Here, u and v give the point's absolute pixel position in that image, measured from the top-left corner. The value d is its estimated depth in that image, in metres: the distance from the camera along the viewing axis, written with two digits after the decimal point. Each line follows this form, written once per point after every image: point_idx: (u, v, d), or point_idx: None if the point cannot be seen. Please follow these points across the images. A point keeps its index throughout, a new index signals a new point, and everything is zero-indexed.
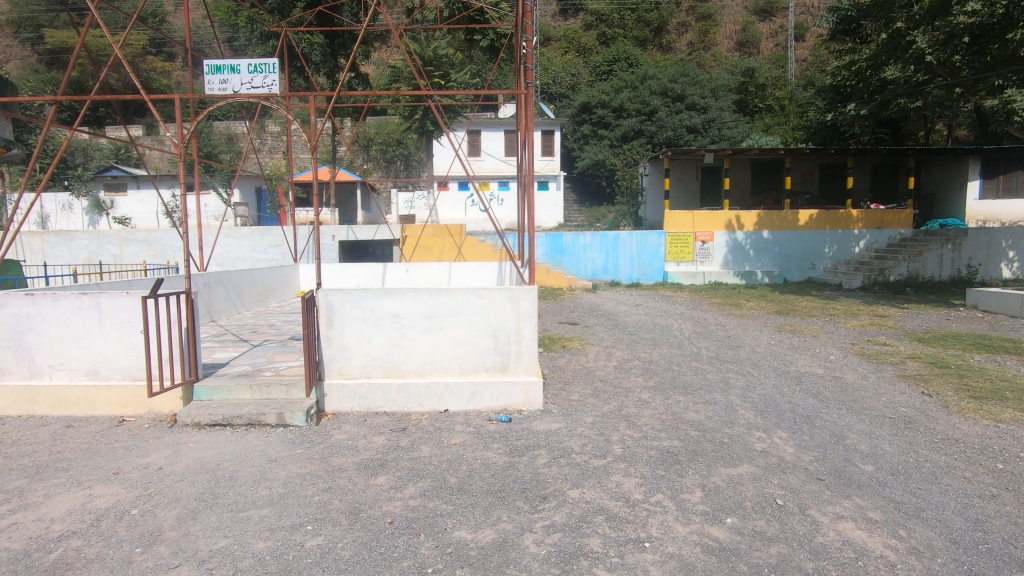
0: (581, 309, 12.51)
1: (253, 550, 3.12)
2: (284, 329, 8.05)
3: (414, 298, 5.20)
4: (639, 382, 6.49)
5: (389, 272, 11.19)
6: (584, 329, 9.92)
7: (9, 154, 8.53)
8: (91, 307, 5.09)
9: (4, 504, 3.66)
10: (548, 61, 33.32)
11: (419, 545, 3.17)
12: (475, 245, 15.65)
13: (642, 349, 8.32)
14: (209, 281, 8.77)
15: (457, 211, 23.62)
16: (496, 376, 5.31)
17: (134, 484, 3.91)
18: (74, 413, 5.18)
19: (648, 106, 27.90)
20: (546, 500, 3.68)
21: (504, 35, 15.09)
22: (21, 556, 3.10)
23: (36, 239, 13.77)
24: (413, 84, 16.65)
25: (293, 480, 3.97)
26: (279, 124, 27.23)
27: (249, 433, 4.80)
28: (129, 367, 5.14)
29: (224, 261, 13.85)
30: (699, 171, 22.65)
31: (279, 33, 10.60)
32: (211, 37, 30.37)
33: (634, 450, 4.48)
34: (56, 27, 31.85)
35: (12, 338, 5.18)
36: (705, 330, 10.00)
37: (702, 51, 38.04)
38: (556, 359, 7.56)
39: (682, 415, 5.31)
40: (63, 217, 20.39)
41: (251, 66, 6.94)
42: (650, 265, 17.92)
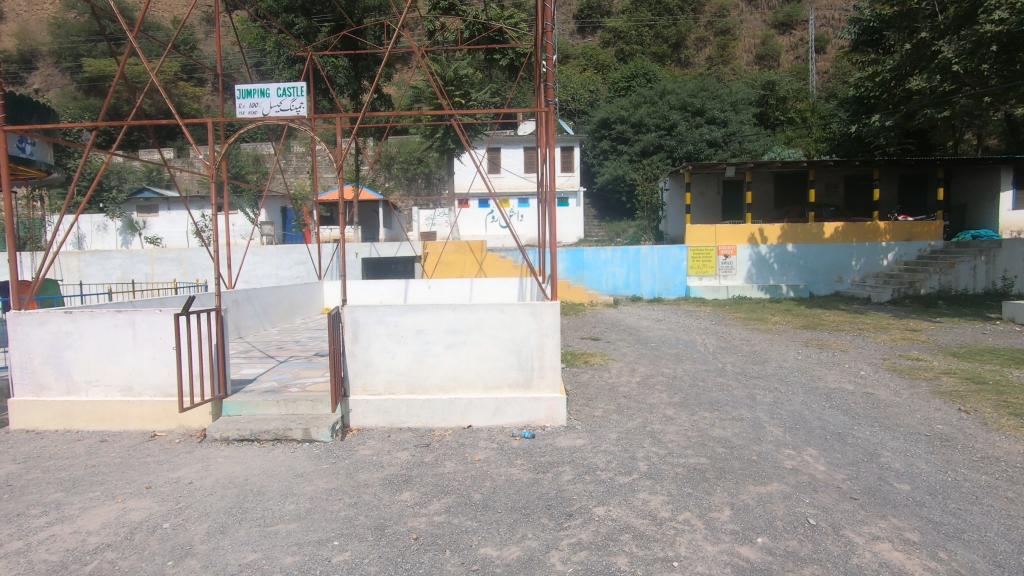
0: (602, 325, 12.41)
1: (281, 565, 3.14)
2: (309, 345, 8.18)
3: (437, 313, 5.25)
4: (664, 398, 6.41)
5: (411, 288, 11.34)
6: (606, 345, 9.85)
7: (50, 177, 8.84)
8: (127, 324, 5.25)
9: (43, 517, 3.75)
10: (566, 79, 33.67)
11: (445, 562, 3.16)
12: (496, 261, 15.70)
13: (665, 364, 8.22)
14: (237, 297, 8.98)
15: (478, 227, 23.84)
16: (520, 392, 5.30)
17: (165, 498, 3.99)
18: (108, 428, 5.32)
19: (667, 121, 27.93)
20: (571, 517, 3.65)
21: (523, 54, 15.34)
22: (59, 568, 3.17)
23: (73, 259, 14.22)
24: (435, 103, 16.96)
25: (320, 495, 4.00)
26: (304, 145, 27.91)
27: (276, 448, 4.86)
28: (161, 384, 5.27)
29: (250, 279, 14.14)
30: (720, 185, 22.54)
31: (305, 57, 10.83)
32: (240, 62, 31.42)
33: (659, 467, 4.42)
34: (94, 56, 33.38)
35: (52, 354, 5.36)
36: (729, 345, 9.84)
37: (721, 65, 38.04)
38: (578, 375, 7.52)
39: (709, 432, 5.23)
40: (98, 237, 21.12)
41: (280, 90, 7.16)
42: (673, 279, 17.79)
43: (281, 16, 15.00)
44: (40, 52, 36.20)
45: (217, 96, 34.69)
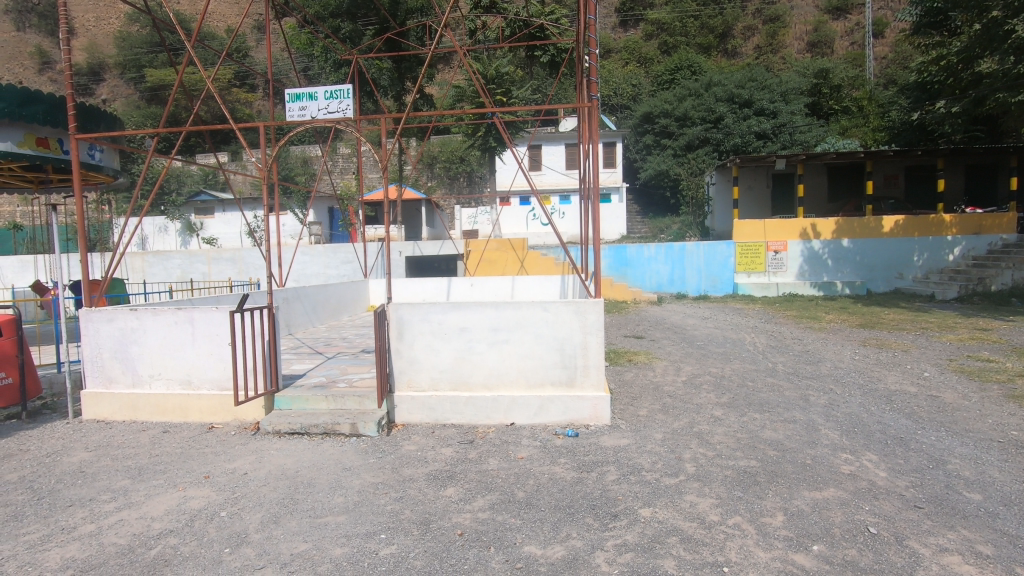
0: (646, 323, 12.21)
1: (331, 556, 3.23)
2: (356, 342, 8.37)
3: (481, 311, 5.28)
4: (711, 399, 6.23)
5: (454, 286, 11.49)
6: (650, 343, 9.70)
7: (117, 182, 9.32)
8: (186, 321, 5.50)
9: (112, 502, 3.98)
10: (608, 73, 33.25)
11: (490, 559, 3.17)
12: (538, 259, 15.67)
13: (712, 364, 8.01)
14: (287, 296, 9.28)
15: (519, 225, 23.91)
16: (563, 391, 5.27)
17: (222, 487, 4.17)
18: (170, 420, 5.59)
19: (713, 114, 27.19)
20: (616, 518, 3.60)
21: (564, 49, 15.20)
22: (127, 551, 3.35)
23: (137, 259, 15.01)
24: (477, 101, 17.05)
25: (367, 489, 4.09)
26: (350, 146, 28.60)
27: (325, 442, 5.00)
28: (219, 378, 5.49)
29: (300, 277, 14.61)
30: (770, 178, 21.79)
31: (350, 61, 11.05)
32: (289, 68, 32.45)
33: (707, 469, 4.30)
34: (155, 65, 35.20)
35: (119, 350, 5.69)
36: (780, 344, 9.48)
37: (770, 54, 36.67)
38: (622, 373, 7.42)
39: (759, 433, 5.06)
40: (160, 239, 22.27)
41: (327, 93, 7.33)
42: (720, 276, 17.32)
43: (328, 22, 15.42)
44: (107, 64, 38.45)
45: (267, 100, 36.03)
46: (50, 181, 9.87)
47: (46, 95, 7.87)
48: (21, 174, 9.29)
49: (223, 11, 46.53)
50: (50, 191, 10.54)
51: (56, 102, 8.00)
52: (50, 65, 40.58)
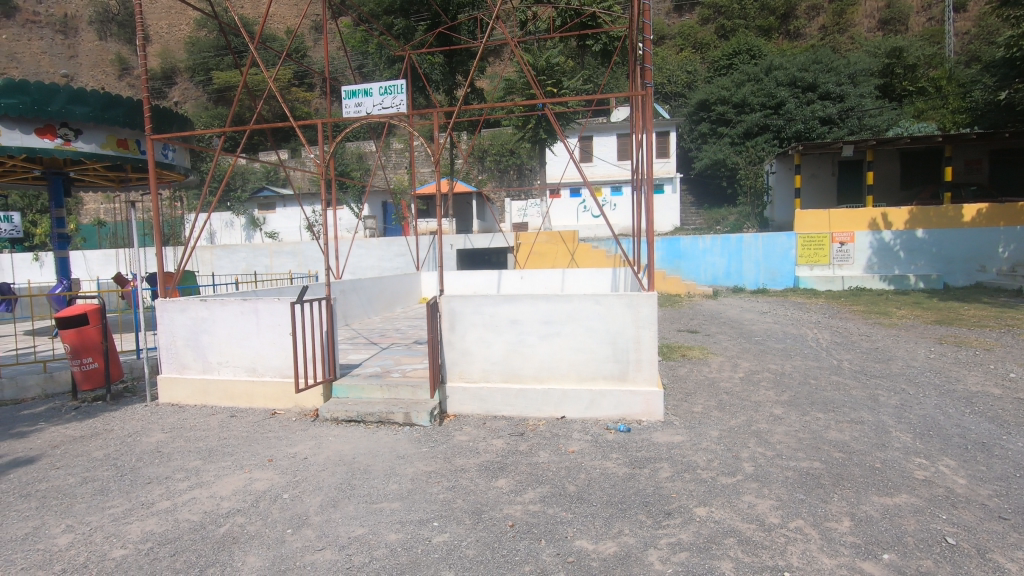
0: (701, 317, 11.87)
1: (386, 541, 3.31)
2: (409, 333, 8.56)
3: (532, 304, 5.27)
4: (771, 396, 5.99)
5: (504, 279, 11.54)
6: (705, 338, 9.43)
7: (189, 179, 9.86)
8: (251, 311, 5.77)
9: (185, 481, 4.24)
10: (662, 60, 32.36)
11: (541, 551, 3.17)
12: (589, 251, 15.50)
13: (772, 360, 7.69)
14: (344, 288, 9.58)
15: (569, 218, 23.75)
16: (616, 385, 5.19)
17: (285, 471, 4.36)
18: (237, 405, 5.90)
19: (774, 100, 25.99)
20: (670, 516, 3.52)
21: (618, 37, 14.89)
22: (199, 528, 3.56)
23: (207, 252, 15.87)
24: (527, 93, 16.98)
25: (420, 477, 4.17)
26: (402, 141, 29.18)
27: (380, 430, 5.14)
28: (281, 366, 5.73)
29: (356, 270, 15.06)
30: (836, 165, 20.73)
31: (403, 56, 11.15)
32: (345, 66, 33.36)
33: (767, 469, 4.14)
34: (221, 68, 36.92)
35: (191, 338, 6.04)
36: (846, 341, 8.99)
37: (837, 34, 34.60)
38: (676, 369, 7.25)
39: (823, 434, 4.83)
40: (227, 233, 23.48)
41: (382, 88, 7.44)
42: (780, 269, 16.60)
43: (382, 19, 15.74)
44: (179, 69, 40.76)
45: (325, 99, 37.24)
46: (129, 179, 10.59)
47: (126, 99, 8.44)
48: (105, 174, 10.02)
49: (283, 13, 48.32)
50: (130, 189, 11.31)
51: (134, 105, 8.56)
52: (129, 71, 43.38)
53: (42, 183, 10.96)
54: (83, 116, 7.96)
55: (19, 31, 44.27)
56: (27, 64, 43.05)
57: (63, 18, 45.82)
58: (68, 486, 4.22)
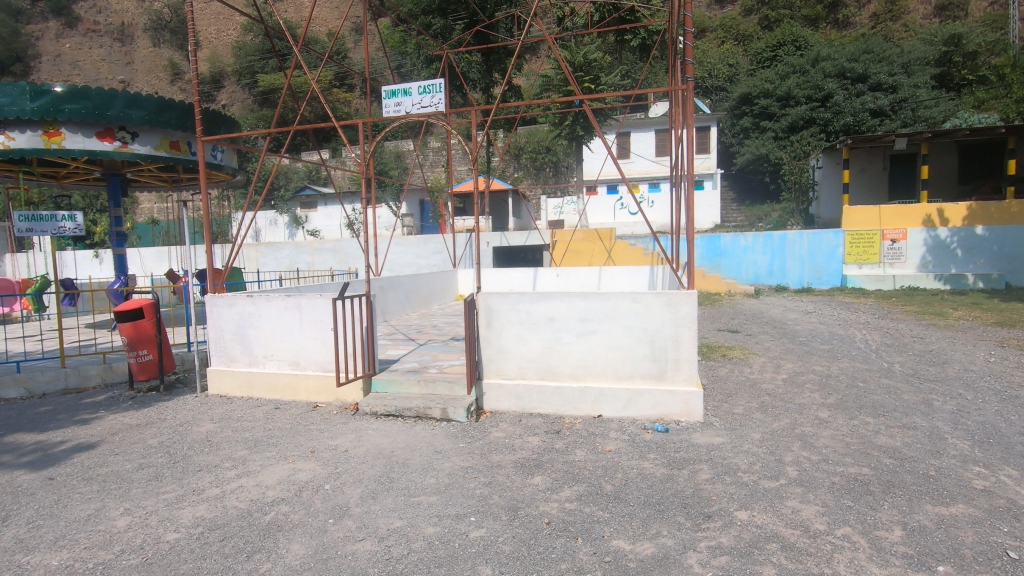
0: (742, 316, 11.59)
1: (424, 534, 3.36)
2: (446, 329, 8.67)
3: (569, 302, 5.25)
4: (816, 399, 5.79)
5: (540, 276, 11.52)
6: (746, 338, 9.19)
7: (236, 179, 10.22)
8: (295, 307, 5.94)
9: (233, 469, 4.41)
10: (703, 53, 31.64)
11: (577, 549, 3.16)
12: (626, 249, 15.34)
13: (817, 362, 7.44)
14: (383, 285, 9.75)
15: (606, 215, 23.55)
16: (653, 384, 5.12)
17: (326, 462, 4.48)
18: (281, 398, 6.08)
19: (821, 92, 25.10)
20: (710, 518, 3.45)
21: (657, 30, 14.63)
22: (246, 514, 3.69)
23: (253, 250, 16.42)
24: (565, 90, 16.90)
25: (457, 472, 4.22)
26: (440, 139, 29.50)
27: (417, 425, 5.22)
28: (323, 360, 5.89)
29: (394, 267, 15.33)
30: (888, 159, 19.86)
31: (440, 55, 11.19)
32: (384, 66, 33.92)
33: (812, 474, 4.00)
34: (266, 71, 38.07)
35: (239, 332, 6.26)
36: (897, 343, 8.63)
37: (890, 22, 33.10)
38: (716, 369, 7.09)
39: (873, 439, 4.64)
40: (271, 231, 24.25)
41: (421, 88, 7.52)
42: (826, 268, 16.03)
43: (420, 19, 15.94)
44: (227, 72, 42.29)
45: (365, 99, 37.99)
46: (181, 180, 11.05)
47: (178, 103, 8.81)
48: (159, 174, 10.48)
49: (325, 16, 49.51)
50: (182, 189, 11.81)
51: (186, 108, 8.93)
52: (181, 75, 45.27)
53: (101, 184, 11.54)
54: (139, 119, 8.34)
55: (82, 41, 46.91)
56: (88, 72, 45.50)
57: (120, 26, 48.11)
58: (126, 471, 4.44)
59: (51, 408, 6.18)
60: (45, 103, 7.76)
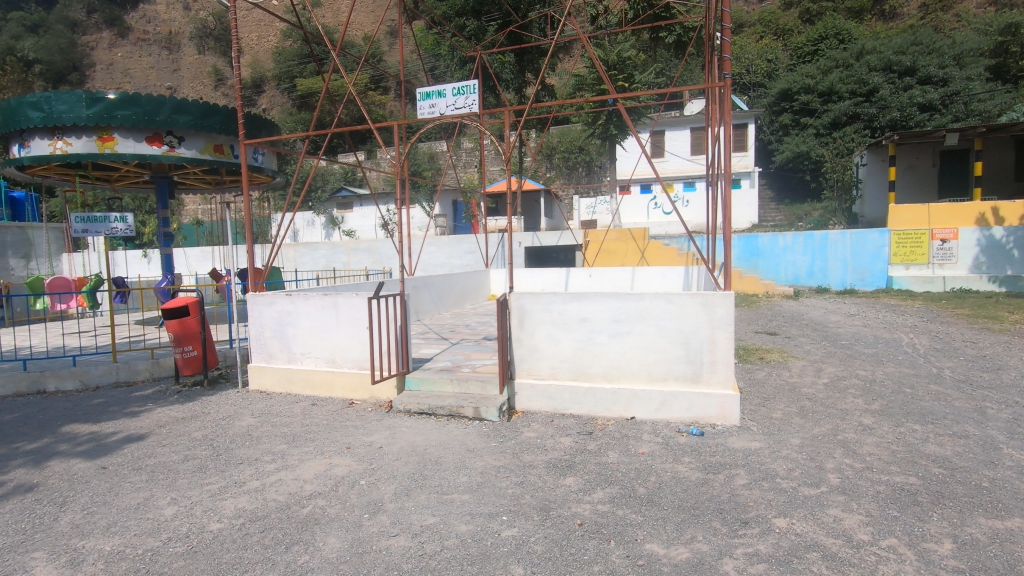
0: (781, 319, 11.28)
1: (457, 532, 3.39)
2: (478, 329, 8.72)
3: (602, 302, 5.21)
4: (859, 405, 5.59)
5: (572, 276, 11.47)
6: (785, 340, 8.95)
7: (275, 180, 10.53)
8: (332, 306, 6.08)
9: (273, 463, 4.55)
10: (740, 49, 30.91)
11: (610, 552, 3.13)
12: (660, 249, 15.13)
13: (861, 366, 7.18)
14: (416, 284, 9.88)
15: (639, 214, 23.29)
16: (688, 386, 5.04)
17: (362, 458, 4.56)
18: (318, 394, 6.23)
19: (866, 86, 24.29)
20: (747, 525, 3.38)
21: (694, 26, 14.36)
22: (285, 507, 3.80)
23: (291, 250, 16.86)
24: (598, 89, 16.81)
25: (489, 471, 4.24)
26: (472, 140, 29.70)
27: (450, 423, 5.27)
28: (359, 358, 6.01)
29: (428, 267, 15.50)
30: (938, 156, 19.04)
31: (474, 56, 11.22)
32: (418, 69, 34.32)
33: (855, 482, 3.87)
34: (304, 75, 39.00)
35: (278, 330, 6.44)
36: (947, 347, 8.26)
37: (940, 12, 31.69)
38: (753, 372, 6.93)
39: (921, 447, 4.46)
40: (308, 232, 24.85)
41: (455, 89, 7.58)
42: (870, 269, 15.48)
43: (454, 21, 16.09)
44: (267, 77, 43.48)
45: (399, 101, 38.55)
46: (224, 182, 11.44)
47: (222, 107, 9.13)
48: (203, 177, 10.86)
49: (361, 20, 50.44)
50: (224, 191, 12.22)
51: (228, 113, 9.24)
52: (223, 81, 46.82)
53: (150, 186, 12.06)
54: (186, 124, 8.69)
55: (132, 50, 48.99)
56: (138, 79, 47.59)
57: (167, 34, 50.04)
58: (173, 462, 4.62)
59: (104, 400, 6.49)
60: (99, 110, 8.16)
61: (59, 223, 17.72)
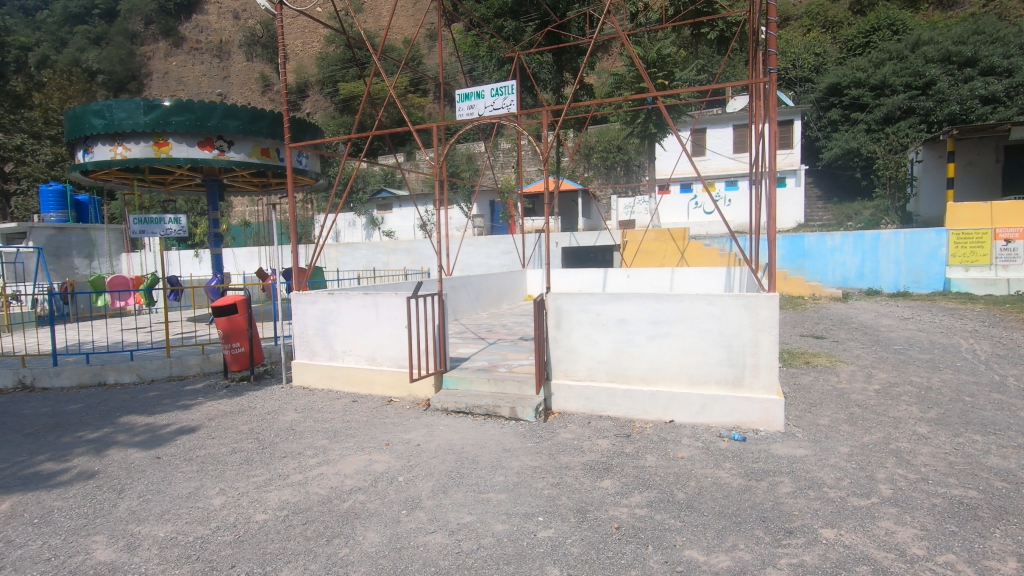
0: (828, 322, 10.88)
1: (493, 531, 3.41)
2: (515, 329, 8.74)
3: (640, 303, 5.14)
4: (914, 413, 5.33)
5: (610, 277, 11.37)
6: (834, 344, 8.62)
7: (319, 182, 10.81)
8: (372, 305, 6.21)
9: (315, 457, 4.67)
10: (786, 43, 29.95)
11: (648, 557, 3.09)
12: (700, 249, 14.82)
13: (916, 372, 6.84)
14: (454, 284, 9.98)
15: (679, 214, 22.89)
16: (729, 391, 4.91)
17: (400, 455, 4.64)
18: (358, 391, 6.36)
19: (922, 79, 23.24)
20: (792, 534, 3.27)
21: (736, 21, 14.03)
22: (326, 501, 3.90)
23: (334, 250, 17.30)
24: (636, 88, 16.64)
25: (525, 471, 4.24)
26: (510, 141, 29.81)
27: (487, 423, 5.29)
28: (398, 356, 6.11)
29: (466, 267, 15.64)
30: (1001, 151, 18.01)
31: (512, 57, 11.20)
32: (457, 71, 34.70)
33: (909, 494, 3.69)
34: (347, 79, 39.93)
35: (321, 328, 6.61)
36: (1011, 353, 7.79)
37: None
38: (798, 377, 6.70)
39: (981, 459, 4.22)
40: (350, 232, 25.44)
41: (494, 90, 7.63)
42: (926, 270, 14.75)
43: (492, 22, 16.21)
44: (311, 82, 44.74)
45: (439, 103, 39.05)
46: (270, 184, 11.84)
47: (269, 112, 9.44)
48: (251, 179, 11.26)
49: (401, 24, 51.29)
50: (270, 193, 12.66)
51: (275, 117, 9.58)
52: (270, 87, 48.42)
53: (202, 189, 12.60)
54: (235, 129, 9.03)
55: (186, 58, 51.26)
56: (191, 87, 49.76)
57: (219, 43, 52.15)
58: (221, 454, 4.81)
59: (158, 393, 6.82)
60: (156, 117, 8.57)
61: (119, 224, 18.64)
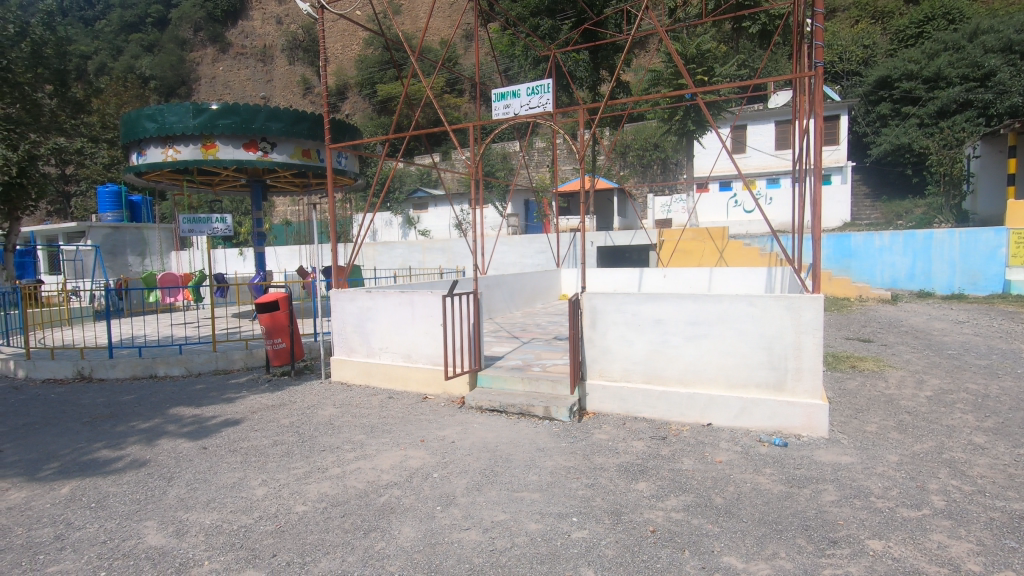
0: (876, 324, 10.46)
1: (527, 530, 3.41)
2: (549, 328, 8.71)
3: (678, 303, 5.06)
4: (970, 421, 5.06)
5: (646, 277, 11.20)
6: (882, 348, 8.26)
7: (357, 181, 11.03)
8: (408, 303, 6.29)
9: (353, 452, 4.77)
10: (833, 35, 28.90)
11: (684, 562, 3.03)
12: (739, 249, 14.47)
13: (972, 379, 6.49)
14: (489, 283, 10.02)
15: (718, 213, 22.39)
16: (770, 394, 4.78)
17: (435, 452, 4.69)
18: (394, 388, 6.46)
19: (981, 70, 22.27)
20: (836, 544, 3.15)
21: (779, 14, 13.65)
22: (364, 494, 3.97)
23: (371, 249, 17.61)
24: (674, 84, 16.39)
25: (559, 471, 4.23)
26: (545, 140, 29.74)
27: (521, 421, 5.29)
28: (433, 354, 6.18)
29: (500, 266, 15.67)
30: None
31: (549, 55, 10.91)
32: (493, 71, 34.81)
33: (963, 507, 3.51)
34: (385, 81, 40.59)
35: (359, 326, 6.74)
36: None
37: None
38: (844, 382, 6.44)
39: None
40: (386, 231, 25.86)
41: (530, 89, 7.62)
42: (983, 271, 13.99)
43: (528, 21, 16.22)
44: (350, 84, 45.65)
45: (475, 103, 39.27)
46: (311, 184, 12.14)
47: (310, 114, 9.68)
48: (293, 180, 11.58)
49: (438, 25, 51.76)
50: (311, 193, 12.98)
51: (316, 119, 9.82)
52: (311, 89, 49.62)
53: (247, 189, 13.01)
54: (278, 131, 9.30)
55: (232, 63, 53.11)
56: (236, 90, 51.53)
57: (263, 48, 53.80)
58: (263, 446, 4.96)
59: (205, 386, 7.09)
60: (204, 120, 8.90)
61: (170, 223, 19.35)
